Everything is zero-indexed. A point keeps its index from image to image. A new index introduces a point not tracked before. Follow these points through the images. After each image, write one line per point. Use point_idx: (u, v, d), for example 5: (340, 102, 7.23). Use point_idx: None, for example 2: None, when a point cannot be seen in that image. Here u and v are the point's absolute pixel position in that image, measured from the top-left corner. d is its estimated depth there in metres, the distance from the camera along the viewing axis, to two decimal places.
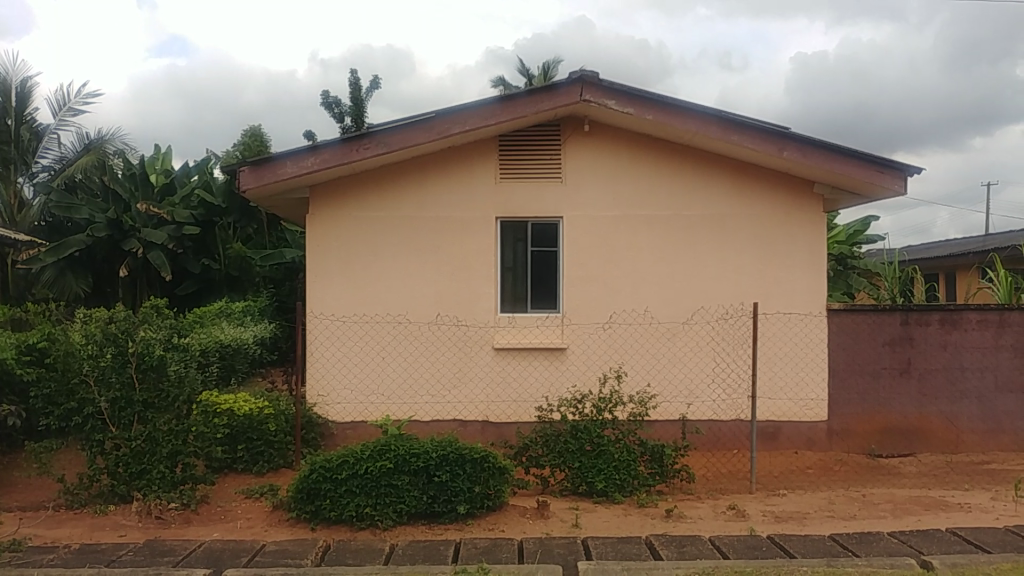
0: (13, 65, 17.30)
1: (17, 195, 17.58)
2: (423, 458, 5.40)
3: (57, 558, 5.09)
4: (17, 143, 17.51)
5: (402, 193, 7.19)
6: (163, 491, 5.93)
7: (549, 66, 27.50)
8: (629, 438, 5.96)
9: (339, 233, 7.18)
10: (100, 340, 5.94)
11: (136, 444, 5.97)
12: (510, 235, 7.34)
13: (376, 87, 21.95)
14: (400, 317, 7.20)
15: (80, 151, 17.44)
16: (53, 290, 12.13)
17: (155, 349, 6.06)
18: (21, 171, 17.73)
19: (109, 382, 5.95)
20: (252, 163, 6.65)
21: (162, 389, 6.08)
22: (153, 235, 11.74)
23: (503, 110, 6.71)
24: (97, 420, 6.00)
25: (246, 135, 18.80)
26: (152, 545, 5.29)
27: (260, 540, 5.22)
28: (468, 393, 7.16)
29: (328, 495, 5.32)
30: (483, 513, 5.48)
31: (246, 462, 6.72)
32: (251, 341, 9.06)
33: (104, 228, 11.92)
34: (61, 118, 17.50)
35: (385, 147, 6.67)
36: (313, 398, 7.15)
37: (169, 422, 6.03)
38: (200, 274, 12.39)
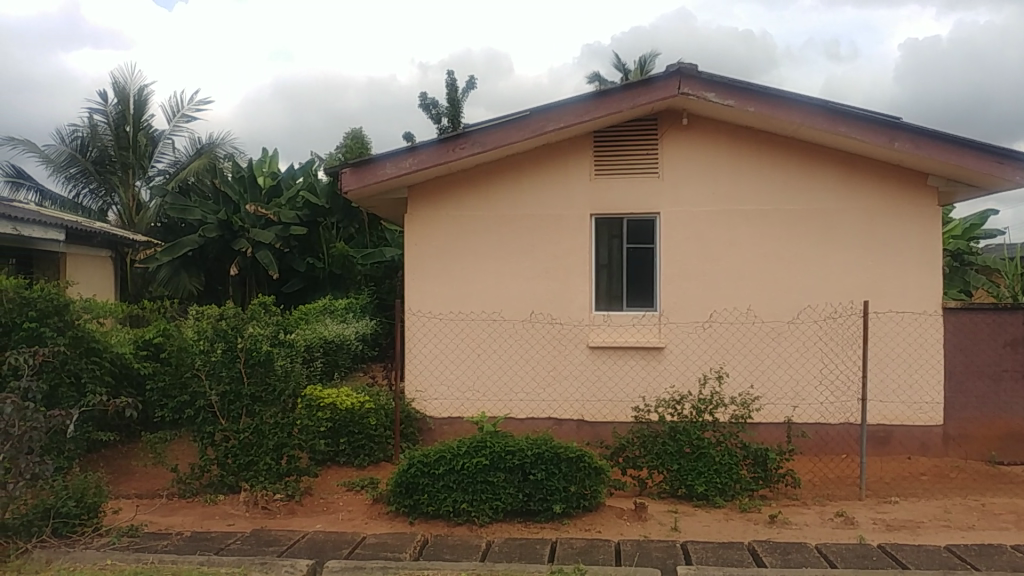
0: (131, 75, 18.23)
1: (135, 197, 18.51)
2: (519, 456, 5.40)
3: (171, 544, 5.37)
4: (135, 148, 18.39)
5: (497, 191, 7.20)
6: (270, 482, 6.11)
7: (647, 60, 27.33)
8: (731, 441, 5.80)
9: (436, 231, 7.25)
10: (212, 335, 6.24)
11: (244, 436, 6.18)
12: (605, 231, 7.23)
13: (472, 88, 22.19)
14: (496, 314, 7.21)
15: (193, 155, 18.23)
16: (168, 287, 12.79)
17: (263, 344, 6.32)
18: (138, 175, 18.60)
19: (219, 376, 6.23)
20: (353, 165, 6.80)
21: (268, 383, 6.32)
22: (260, 236, 12.26)
23: (599, 106, 6.64)
24: (209, 413, 6.27)
25: (347, 138, 19.23)
26: (259, 534, 5.46)
27: (361, 532, 5.32)
28: (563, 392, 7.11)
29: (426, 489, 5.40)
30: (580, 513, 5.41)
31: (348, 455, 6.84)
32: (353, 337, 9.32)
33: (216, 229, 12.51)
34: (175, 124, 18.31)
35: (480, 146, 6.70)
36: (411, 393, 7.25)
37: (276, 415, 6.25)
38: (305, 273, 12.81)
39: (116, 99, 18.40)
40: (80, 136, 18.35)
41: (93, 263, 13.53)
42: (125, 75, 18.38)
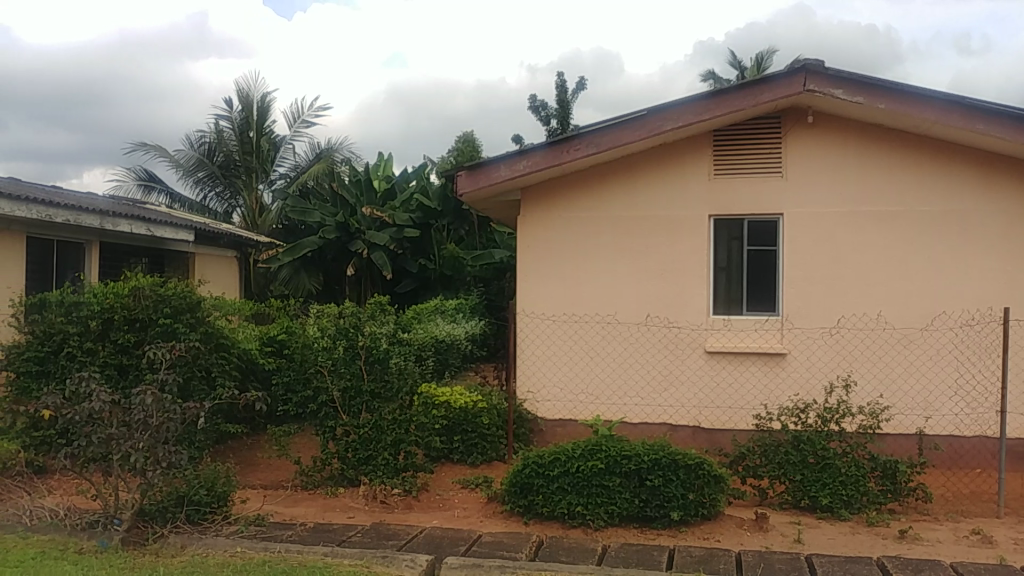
0: (255, 83, 19.04)
1: (258, 200, 19.23)
2: (635, 461, 5.37)
3: (295, 534, 5.58)
4: (258, 152, 19.18)
5: (612, 192, 7.17)
6: (388, 477, 6.29)
7: (764, 56, 26.74)
8: (858, 452, 5.61)
9: (551, 233, 7.27)
10: (334, 333, 6.49)
11: (364, 432, 6.38)
12: (724, 233, 7.09)
13: (583, 88, 22.17)
14: (612, 317, 7.17)
15: (312, 159, 18.88)
16: (289, 286, 13.34)
17: (382, 342, 6.51)
18: (261, 178, 19.39)
19: (340, 372, 6.45)
20: (469, 168, 6.93)
21: (388, 380, 6.49)
22: (376, 237, 12.59)
23: (718, 106, 6.54)
24: (330, 408, 6.50)
25: (460, 140, 19.52)
26: (379, 528, 5.61)
27: (478, 530, 5.39)
28: (679, 397, 7.01)
29: (542, 490, 5.44)
30: (698, 521, 5.32)
31: (462, 453, 6.92)
32: (463, 337, 9.48)
33: (334, 231, 12.95)
34: (296, 129, 18.99)
35: (595, 147, 6.69)
36: (523, 394, 7.28)
37: (394, 412, 6.43)
38: (417, 273, 13.11)
39: (241, 106, 19.25)
40: (207, 142, 19.26)
41: (220, 262, 14.19)
42: (249, 83, 19.21)
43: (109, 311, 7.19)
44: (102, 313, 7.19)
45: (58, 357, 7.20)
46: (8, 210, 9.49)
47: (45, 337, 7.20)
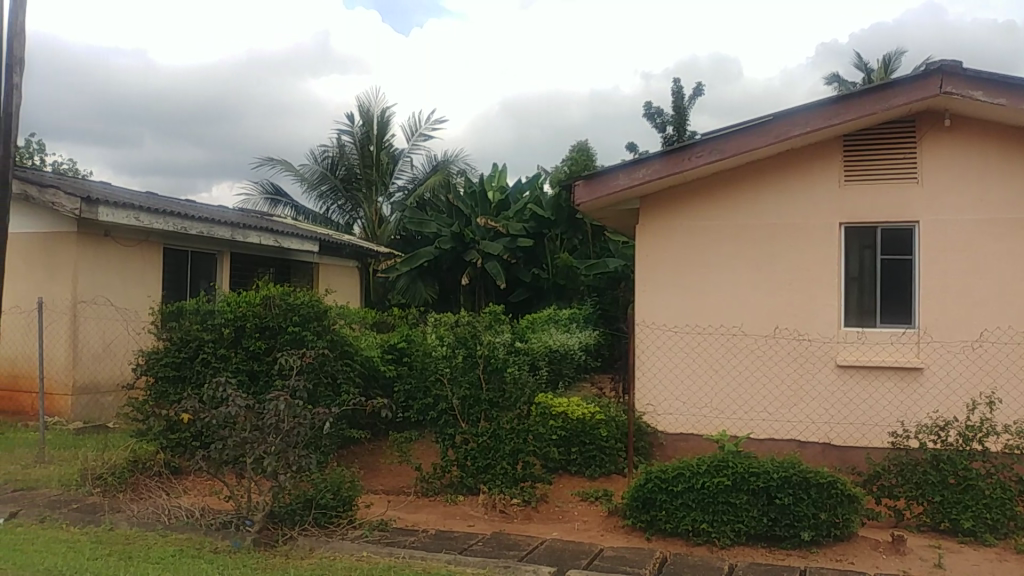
0: (376, 98, 19.62)
1: (378, 212, 19.75)
2: (764, 478, 5.20)
3: (418, 540, 5.66)
4: (378, 166, 19.76)
5: (734, 201, 7.01)
6: (506, 486, 6.27)
7: (892, 57, 25.67)
8: (1003, 473, 5.28)
9: (671, 243, 7.16)
10: (453, 342, 6.62)
11: (483, 440, 6.41)
12: (856, 242, 6.81)
13: (699, 94, 21.82)
14: (736, 328, 7.00)
15: (429, 171, 19.28)
16: (406, 295, 13.64)
17: (500, 352, 6.57)
18: (381, 191, 19.92)
19: (459, 381, 6.54)
20: (587, 177, 6.90)
21: (506, 389, 6.53)
22: (490, 247, 12.70)
23: (846, 111, 6.30)
24: (450, 416, 6.59)
25: (574, 150, 19.50)
26: (500, 538, 5.63)
27: (598, 543, 5.34)
28: (808, 413, 6.76)
29: (664, 506, 5.34)
30: (830, 542, 5.12)
31: (580, 465, 6.87)
32: (577, 347, 9.45)
33: (449, 241, 13.17)
34: (414, 142, 19.44)
35: (717, 155, 6.55)
36: (642, 407, 7.16)
37: (512, 421, 6.43)
38: (531, 283, 13.18)
39: (362, 121, 19.89)
40: (330, 156, 19.95)
41: (342, 272, 14.63)
42: (370, 98, 19.81)
43: (240, 319, 7.51)
44: (234, 321, 7.52)
45: (194, 363, 7.57)
46: (148, 223, 10.09)
47: (182, 344, 7.58)
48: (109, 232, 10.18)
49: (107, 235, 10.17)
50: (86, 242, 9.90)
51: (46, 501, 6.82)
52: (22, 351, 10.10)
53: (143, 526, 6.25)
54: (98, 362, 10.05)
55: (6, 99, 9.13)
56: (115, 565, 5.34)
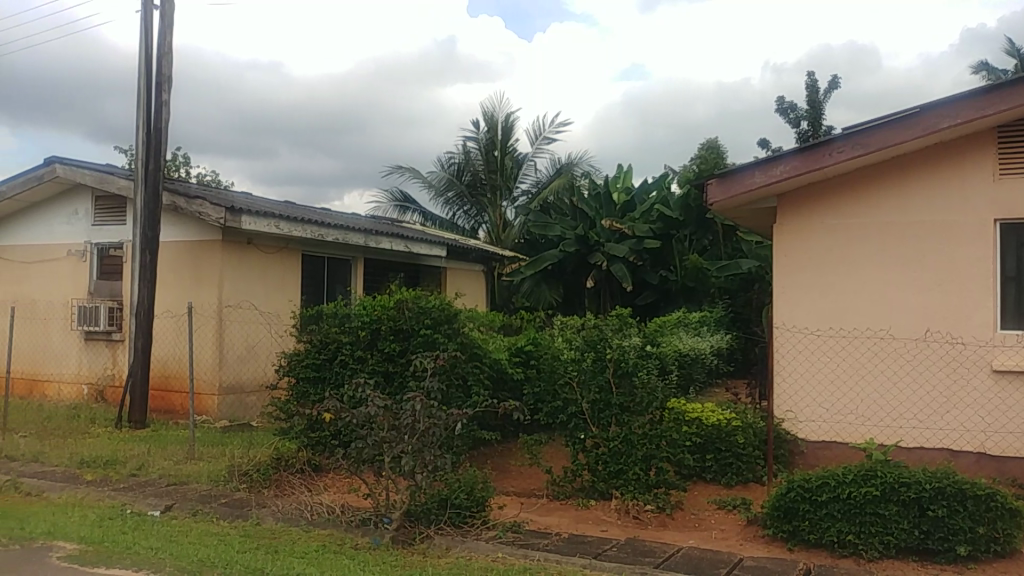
0: (501, 103, 19.85)
1: (502, 217, 20.00)
2: (915, 489, 4.93)
3: (551, 543, 5.67)
4: (503, 171, 20.03)
5: (877, 198, 6.70)
6: (639, 493, 6.19)
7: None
8: None
9: (810, 242, 6.91)
10: (583, 345, 6.60)
11: (615, 445, 6.36)
12: (1013, 239, 6.41)
13: (835, 87, 21.02)
14: (881, 332, 6.68)
15: (554, 174, 19.35)
16: (531, 299, 13.75)
17: (631, 355, 6.48)
18: (506, 196, 20.13)
19: (589, 385, 6.51)
20: (720, 176, 6.76)
21: (638, 393, 6.44)
22: (615, 249, 12.69)
23: (1002, 100, 5.91)
24: (580, 419, 6.58)
25: (703, 148, 19.14)
26: (635, 544, 5.57)
27: (738, 553, 5.20)
28: (961, 421, 6.38)
29: (808, 516, 5.15)
30: (989, 558, 4.83)
31: (716, 472, 6.72)
32: (708, 351, 9.25)
33: (574, 244, 13.20)
34: (539, 146, 19.55)
35: (859, 150, 6.28)
36: (781, 414, 6.93)
37: (644, 426, 6.35)
38: (659, 285, 13.06)
39: (487, 127, 20.18)
40: (456, 162, 20.33)
41: (469, 276, 14.87)
42: (495, 104, 20.06)
43: (375, 323, 7.72)
44: (370, 324, 7.74)
45: (333, 364, 7.84)
46: (286, 231, 10.52)
47: (321, 346, 7.90)
48: (251, 240, 10.70)
49: (249, 243, 10.68)
50: (231, 249, 10.43)
51: (198, 495, 7.22)
52: (174, 353, 10.75)
53: (287, 521, 6.51)
54: (242, 363, 10.56)
55: (157, 116, 9.73)
56: (263, 558, 5.58)
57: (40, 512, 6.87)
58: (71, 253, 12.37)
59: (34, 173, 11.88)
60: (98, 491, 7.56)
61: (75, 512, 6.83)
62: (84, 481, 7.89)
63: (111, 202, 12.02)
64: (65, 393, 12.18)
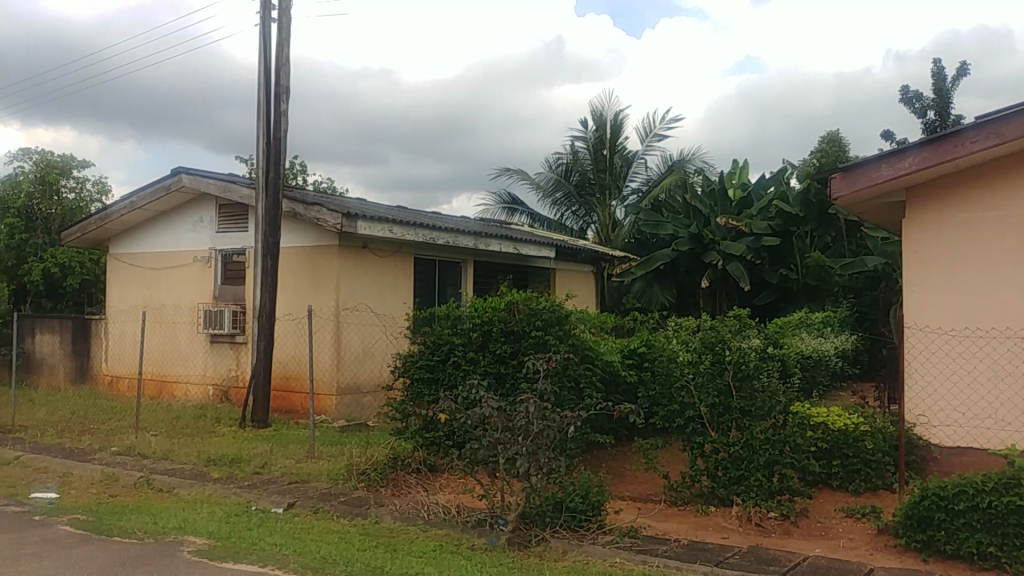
0: (609, 102, 19.68)
1: (612, 216, 19.82)
2: None
3: (670, 549, 5.53)
4: (612, 170, 19.85)
5: (1017, 189, 6.28)
6: (761, 499, 6.00)
7: None
8: None
9: (942, 237, 6.53)
10: (700, 347, 6.43)
11: (735, 450, 6.18)
12: None
13: (965, 73, 19.91)
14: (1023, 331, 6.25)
15: (665, 172, 19.04)
16: (643, 299, 13.58)
17: (751, 358, 6.28)
18: (615, 195, 19.94)
19: (707, 388, 6.33)
20: (844, 169, 6.47)
21: (758, 397, 6.23)
22: (731, 248, 12.37)
23: None
24: (698, 424, 6.40)
25: (823, 141, 18.43)
26: (758, 552, 5.37)
27: (868, 563, 4.95)
28: None
29: (944, 526, 4.86)
30: None
31: (843, 479, 6.43)
32: (831, 352, 8.89)
33: (687, 242, 12.93)
34: (649, 144, 19.29)
35: (995, 139, 5.87)
36: (912, 419, 6.57)
37: (765, 431, 6.18)
38: (778, 284, 12.59)
39: (596, 126, 20.04)
40: (564, 163, 20.31)
41: (579, 277, 14.81)
42: (603, 102, 19.91)
43: (487, 325, 7.74)
44: (482, 326, 7.76)
45: (446, 365, 7.90)
46: (400, 235, 10.71)
47: (435, 347, 7.99)
48: (366, 244, 10.93)
49: (364, 247, 10.93)
50: (347, 253, 10.69)
51: (319, 493, 7.40)
52: (294, 355, 11.09)
53: (404, 520, 6.59)
54: (358, 364, 10.80)
55: (276, 126, 10.06)
56: (382, 557, 5.66)
57: (172, 507, 7.18)
58: (197, 259, 12.95)
59: (163, 183, 12.49)
60: (224, 487, 7.85)
61: (204, 508, 7.11)
62: (211, 478, 8.22)
63: (234, 209, 12.53)
64: (192, 393, 12.74)
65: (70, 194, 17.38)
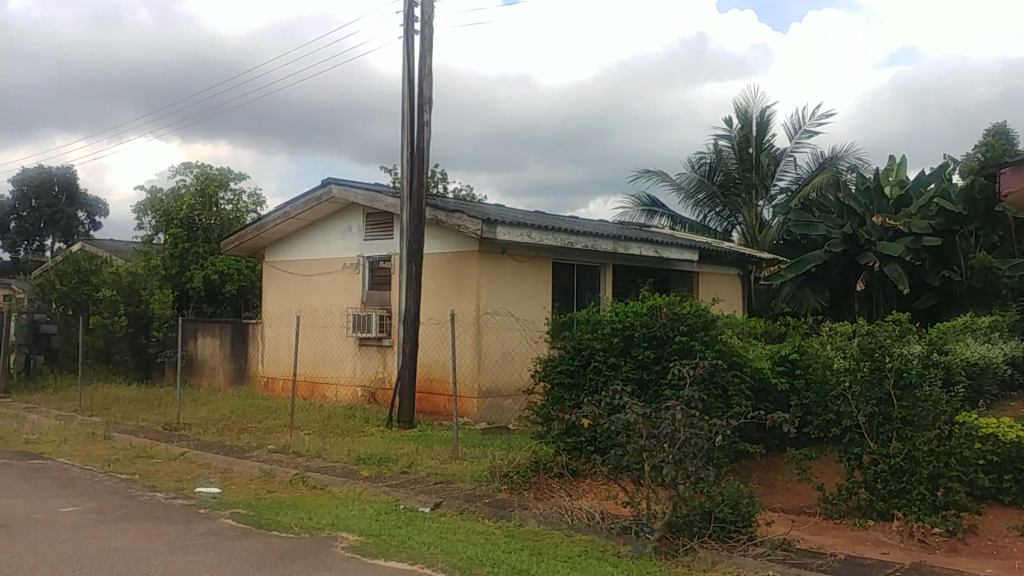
0: (754, 99, 19.16)
1: (757, 217, 19.27)
2: None
3: (826, 563, 5.33)
4: (758, 168, 19.26)
5: None
6: (925, 514, 5.66)
7: None
8: None
9: None
10: (858, 354, 6.15)
11: (895, 462, 5.85)
12: None
13: None
14: None
15: (815, 170, 18.35)
16: (793, 303, 13.15)
17: (914, 365, 5.92)
18: (762, 195, 19.37)
19: (866, 396, 6.06)
20: (1014, 164, 6.04)
21: (921, 407, 5.89)
22: (888, 249, 11.80)
23: None
24: (855, 434, 6.13)
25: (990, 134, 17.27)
26: (921, 569, 5.11)
27: None
28: None
29: None
30: None
31: (1015, 495, 6.01)
32: (1001, 359, 8.30)
33: (841, 243, 12.44)
34: (798, 141, 18.63)
35: None
36: None
37: (929, 443, 5.79)
38: (940, 287, 11.94)
39: (740, 124, 19.56)
40: (707, 163, 19.97)
41: (723, 280, 14.48)
42: (748, 100, 19.41)
43: (629, 329, 7.64)
44: (623, 331, 7.67)
45: (587, 370, 7.86)
46: (538, 240, 10.79)
47: (575, 352, 7.97)
48: (505, 250, 11.07)
49: (504, 253, 11.06)
50: (488, 259, 10.88)
51: (464, 494, 7.56)
52: (438, 358, 11.38)
53: (549, 524, 6.62)
54: (499, 367, 10.96)
55: (420, 135, 10.35)
56: (529, 559, 5.70)
57: (326, 504, 7.50)
58: (346, 266, 13.49)
59: (313, 193, 13.09)
60: (374, 486, 8.14)
61: (356, 505, 7.38)
62: (361, 477, 8.54)
63: (380, 218, 12.98)
64: (341, 394, 13.27)
65: (228, 206, 18.67)
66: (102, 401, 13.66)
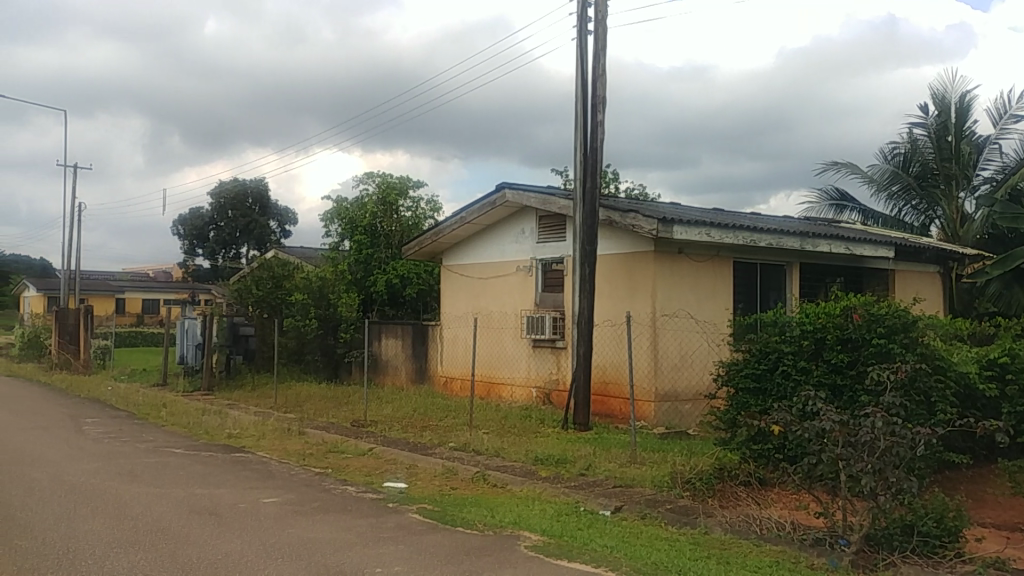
0: (952, 84, 17.85)
1: (959, 210, 17.90)
2: None
3: None
4: (959, 158, 17.82)
5: None
6: None
7: None
8: None
9: None
10: None
11: None
12: None
13: None
14: None
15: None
16: (1000, 302, 12.58)
17: None
18: (964, 186, 17.95)
19: None
20: None
21: None
22: None
23: None
24: None
25: None
26: None
27: None
28: None
29: None
30: None
31: None
32: None
33: None
34: (1004, 126, 17.16)
35: None
36: None
37: None
38: None
39: (937, 111, 18.27)
40: (900, 153, 18.82)
41: (921, 278, 13.56)
42: (945, 85, 18.10)
43: (821, 332, 7.29)
44: (814, 333, 7.32)
45: (774, 375, 7.53)
46: (718, 238, 10.51)
47: (761, 355, 7.66)
48: (682, 250, 10.87)
49: (681, 252, 10.86)
50: (664, 259, 10.71)
51: (645, 499, 7.47)
52: (613, 359, 11.30)
53: (736, 533, 6.41)
54: (678, 370, 10.76)
55: (593, 135, 10.31)
56: (716, 568, 5.55)
57: (507, 502, 7.63)
58: (520, 269, 13.69)
59: (488, 198, 13.38)
60: (553, 486, 8.20)
61: (536, 505, 7.46)
62: (540, 477, 8.62)
63: (553, 221, 13.08)
64: (517, 395, 13.46)
65: (408, 212, 19.46)
66: (295, 398, 14.57)
